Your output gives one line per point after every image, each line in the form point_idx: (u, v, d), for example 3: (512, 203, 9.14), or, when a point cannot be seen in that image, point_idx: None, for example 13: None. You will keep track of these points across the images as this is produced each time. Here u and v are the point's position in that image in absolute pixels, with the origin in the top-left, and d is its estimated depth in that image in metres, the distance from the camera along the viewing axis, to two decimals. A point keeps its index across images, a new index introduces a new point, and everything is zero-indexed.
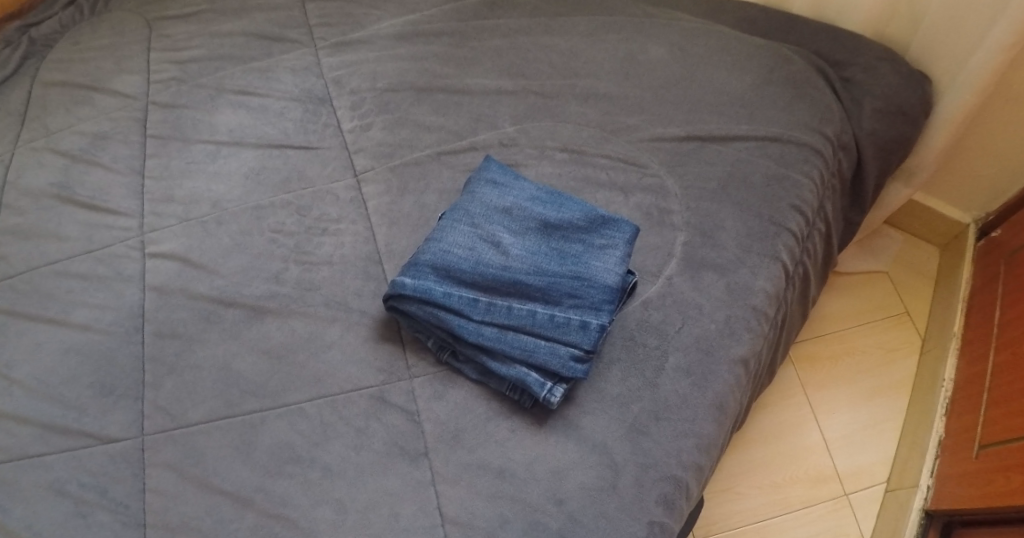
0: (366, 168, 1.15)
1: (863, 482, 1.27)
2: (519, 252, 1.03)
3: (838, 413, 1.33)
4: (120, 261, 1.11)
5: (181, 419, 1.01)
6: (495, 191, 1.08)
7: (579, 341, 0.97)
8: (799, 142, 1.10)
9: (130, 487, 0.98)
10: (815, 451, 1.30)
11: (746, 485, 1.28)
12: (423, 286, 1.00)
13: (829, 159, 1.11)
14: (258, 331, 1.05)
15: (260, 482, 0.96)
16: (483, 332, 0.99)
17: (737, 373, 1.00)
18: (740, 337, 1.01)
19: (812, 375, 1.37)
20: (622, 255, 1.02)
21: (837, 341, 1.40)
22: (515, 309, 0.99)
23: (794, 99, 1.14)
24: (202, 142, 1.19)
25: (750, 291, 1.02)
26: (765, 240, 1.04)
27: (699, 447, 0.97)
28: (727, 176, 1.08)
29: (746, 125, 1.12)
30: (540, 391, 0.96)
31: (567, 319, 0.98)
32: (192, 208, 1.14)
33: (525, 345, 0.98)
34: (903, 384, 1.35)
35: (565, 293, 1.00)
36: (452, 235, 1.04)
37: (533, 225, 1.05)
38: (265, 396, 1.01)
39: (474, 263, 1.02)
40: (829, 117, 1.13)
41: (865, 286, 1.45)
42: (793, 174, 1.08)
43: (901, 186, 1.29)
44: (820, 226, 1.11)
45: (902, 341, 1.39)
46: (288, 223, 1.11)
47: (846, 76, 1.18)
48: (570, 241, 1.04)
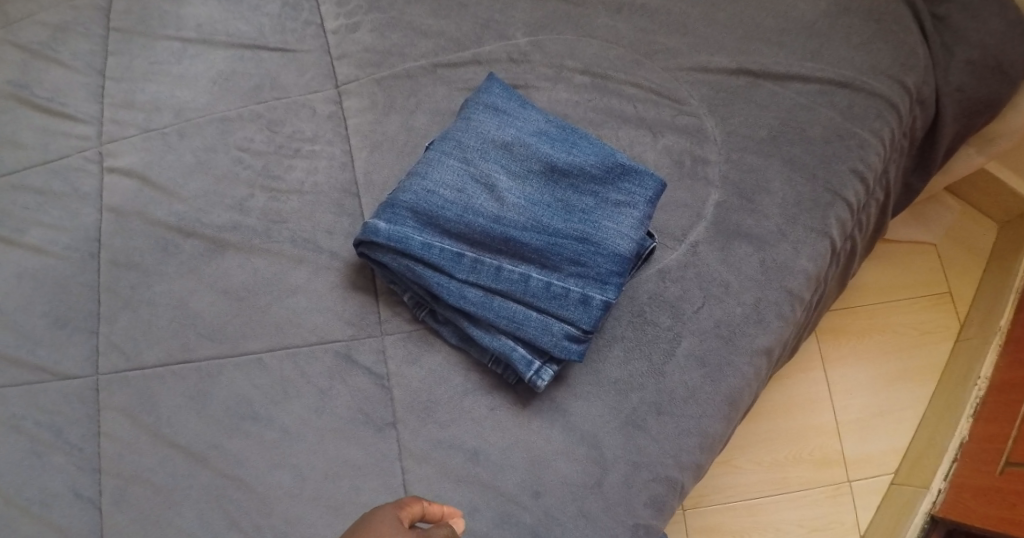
0: (348, 78, 0.98)
1: (870, 469, 1.20)
2: (516, 200, 0.86)
3: (856, 395, 1.23)
4: (77, 175, 1.00)
5: (136, 360, 0.92)
6: (495, 120, 0.89)
7: (577, 319, 0.82)
8: (873, 91, 0.89)
9: (84, 429, 0.92)
10: (824, 432, 1.22)
11: (744, 458, 1.22)
12: (399, 233, 0.84)
13: (904, 116, 0.90)
14: (217, 268, 0.93)
15: (214, 439, 0.89)
16: (466, 294, 0.84)
17: (758, 365, 0.86)
18: (768, 325, 0.86)
19: (835, 347, 1.26)
20: (640, 218, 0.85)
21: (866, 316, 1.27)
22: (505, 272, 0.84)
23: (874, 35, 0.91)
24: (168, 38, 1.05)
25: (787, 271, 0.86)
26: (813, 212, 0.87)
27: (702, 447, 0.84)
28: (780, 124, 0.89)
29: (810, 63, 0.91)
30: (526, 371, 0.82)
31: (566, 291, 0.82)
32: (154, 117, 1.01)
33: (513, 316, 0.83)
34: (931, 371, 1.24)
35: (567, 258, 0.84)
36: (438, 171, 0.87)
37: (536, 167, 0.87)
38: (222, 342, 0.91)
39: (462, 209, 0.85)
40: (913, 63, 0.91)
41: (909, 257, 1.29)
42: (861, 131, 0.88)
43: (975, 152, 1.04)
44: (879, 195, 0.94)
45: (939, 324, 1.26)
46: (257, 140, 0.97)
47: (943, 8, 0.94)
48: (580, 191, 0.87)
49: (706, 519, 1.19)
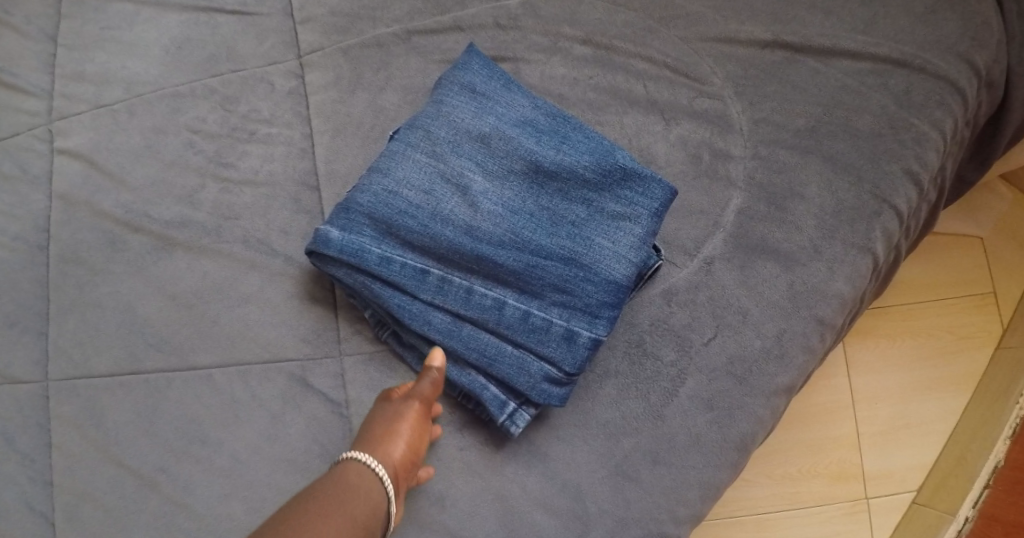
0: (311, 46, 0.86)
1: (891, 486, 1.05)
2: (493, 207, 0.71)
3: (882, 405, 1.07)
4: (26, 155, 0.88)
5: (84, 367, 0.81)
6: (471, 106, 0.74)
7: (559, 358, 0.68)
8: (935, 71, 0.74)
9: (34, 438, 0.80)
10: (843, 444, 1.06)
11: (755, 470, 1.06)
12: (353, 244, 0.70)
13: (970, 103, 0.75)
14: (165, 269, 0.82)
15: (162, 462, 0.79)
16: (430, 320, 0.70)
17: (776, 406, 0.72)
18: (790, 361, 0.71)
19: (860, 349, 1.09)
20: (640, 235, 0.71)
21: (900, 317, 1.10)
22: (477, 296, 0.70)
23: (939, 4, 0.76)
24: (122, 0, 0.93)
25: (819, 294, 0.72)
26: (856, 223, 0.72)
27: (704, 499, 0.71)
28: (821, 112, 0.75)
29: (860, 36, 0.76)
30: (498, 414, 0.70)
31: (548, 323, 0.69)
32: (104, 91, 0.90)
33: (484, 350, 0.70)
34: (967, 380, 1.07)
35: (549, 282, 0.70)
36: (402, 168, 0.72)
37: (519, 167, 0.73)
38: (169, 353, 0.81)
39: (428, 217, 0.71)
40: (985, 37, 0.75)
41: (951, 252, 1.12)
42: (919, 122, 0.74)
43: None
44: (932, 196, 0.78)
45: (978, 328, 1.09)
46: (210, 120, 0.85)
47: None
48: (570, 198, 0.72)
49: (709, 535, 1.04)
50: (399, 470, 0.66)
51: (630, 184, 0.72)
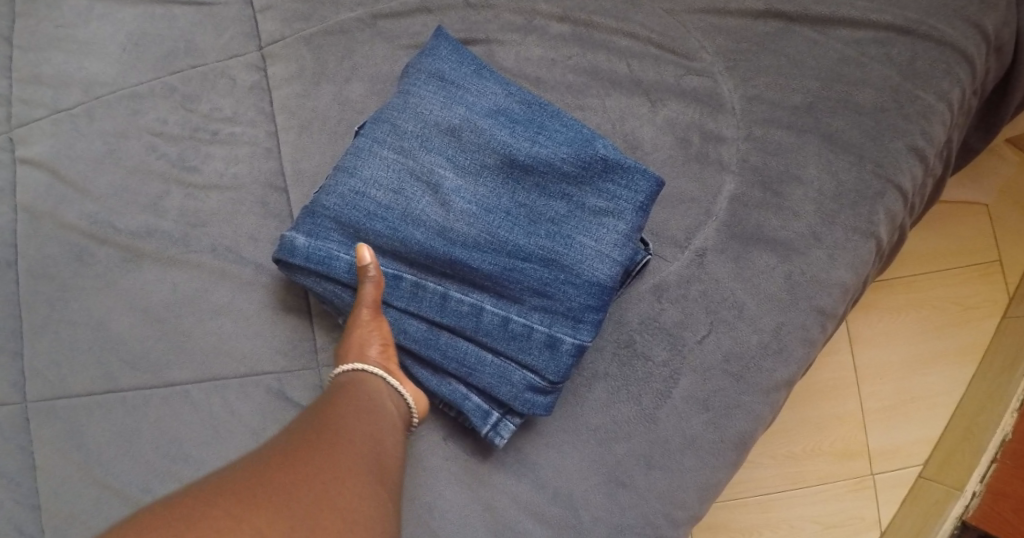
0: (273, 36, 0.82)
1: (896, 461, 1.00)
2: (466, 206, 0.66)
3: (886, 380, 1.02)
4: None
5: (61, 388, 0.79)
6: (440, 96, 0.69)
7: (541, 367, 0.64)
8: (942, 38, 0.69)
9: (19, 463, 0.78)
10: (848, 421, 1.01)
11: (757, 451, 1.01)
12: (319, 250, 0.66)
13: (979, 71, 0.70)
14: (135, 282, 0.79)
15: (144, 481, 0.76)
16: (405, 330, 0.66)
17: (775, 402, 0.68)
18: (790, 355, 0.67)
19: (864, 323, 1.03)
20: (625, 232, 0.66)
21: (906, 289, 1.04)
22: (451, 302, 0.65)
23: None
24: None
25: (820, 284, 0.67)
26: (858, 205, 0.67)
27: (702, 499, 0.68)
28: (820, 86, 0.70)
29: (861, 2, 0.70)
30: (481, 425, 0.66)
31: (528, 330, 0.64)
32: (63, 95, 0.85)
33: (463, 360, 0.65)
34: (975, 349, 1.02)
35: (529, 286, 0.65)
36: (368, 166, 0.67)
37: (493, 161, 0.68)
38: (143, 370, 0.78)
39: (397, 218, 0.66)
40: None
41: (959, 221, 1.05)
42: (925, 94, 0.68)
43: None
44: (938, 170, 0.73)
45: (987, 297, 1.03)
46: (171, 122, 0.82)
47: None
48: (548, 193, 0.67)
49: (711, 518, 1.00)
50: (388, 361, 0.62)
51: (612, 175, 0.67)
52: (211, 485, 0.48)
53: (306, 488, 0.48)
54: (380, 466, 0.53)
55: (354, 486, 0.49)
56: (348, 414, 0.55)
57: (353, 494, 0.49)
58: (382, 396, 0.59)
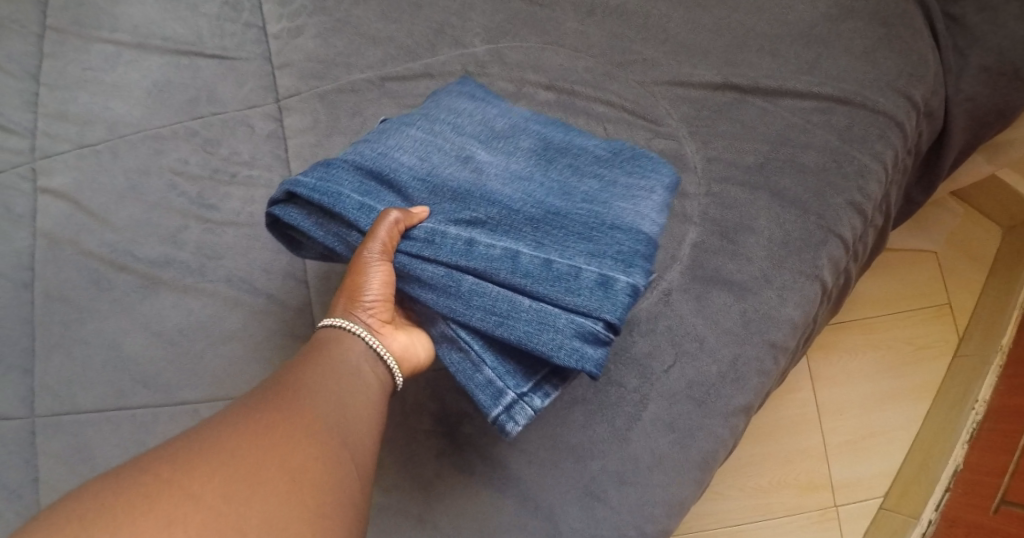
0: (290, 91, 0.91)
1: (859, 494, 1.09)
2: (500, 175, 0.73)
3: (846, 416, 1.12)
4: (8, 195, 0.92)
5: (70, 404, 0.86)
6: (471, 102, 0.79)
7: (591, 305, 0.65)
8: (876, 106, 0.80)
9: (21, 474, 0.87)
10: (812, 456, 1.11)
11: (727, 484, 1.11)
12: (331, 188, 0.69)
13: (910, 134, 0.81)
14: (152, 307, 0.87)
15: None
16: (428, 274, 0.68)
17: (735, 426, 0.77)
18: (746, 384, 0.76)
19: (825, 365, 1.14)
20: (660, 203, 0.72)
21: (860, 330, 1.15)
22: (481, 248, 0.68)
23: (878, 43, 0.82)
24: (102, 41, 0.96)
25: (771, 322, 0.76)
26: (804, 252, 0.77)
27: (669, 515, 0.76)
28: (769, 149, 0.80)
29: (805, 78, 0.81)
30: (490, 407, 0.68)
31: (577, 270, 0.67)
32: (87, 131, 0.93)
33: (496, 308, 0.67)
34: (927, 388, 1.12)
35: (573, 236, 0.69)
36: (395, 138, 0.74)
37: (526, 146, 0.76)
38: (156, 389, 0.85)
39: (425, 178, 0.72)
40: (922, 74, 0.81)
41: (907, 267, 1.17)
42: (860, 155, 0.79)
43: (983, 161, 0.95)
44: (880, 220, 0.83)
45: (936, 337, 1.14)
46: (192, 162, 0.90)
47: (951, 13, 0.84)
48: (580, 173, 0.74)
49: None
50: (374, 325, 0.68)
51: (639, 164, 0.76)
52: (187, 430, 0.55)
53: (264, 439, 0.55)
54: (332, 425, 0.59)
55: (304, 442, 0.56)
56: (318, 378, 0.62)
57: (302, 453, 0.55)
58: (356, 365, 0.65)
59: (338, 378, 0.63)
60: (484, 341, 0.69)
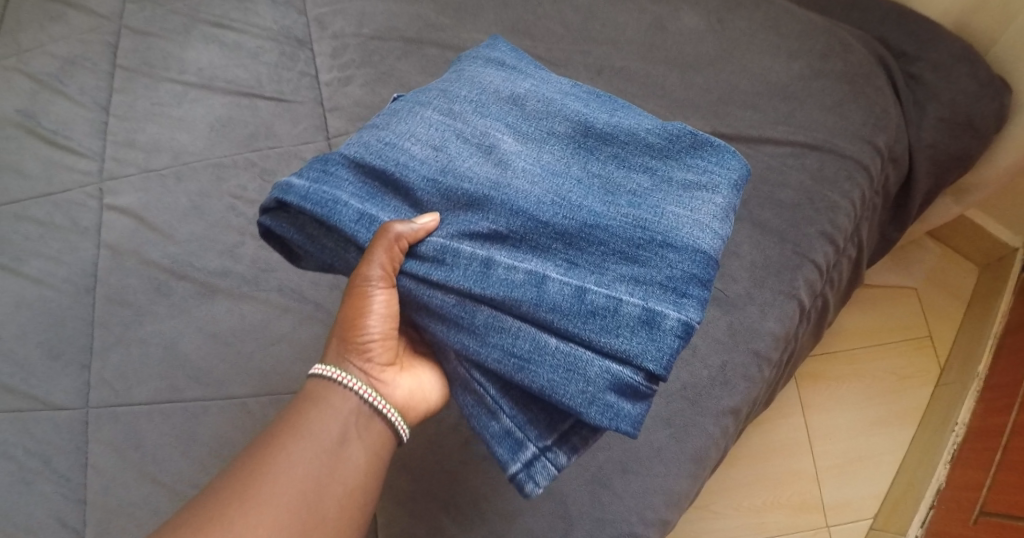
0: (340, 131, 1.03)
1: (848, 515, 1.18)
2: (530, 168, 0.79)
3: (834, 441, 1.22)
4: (78, 210, 1.04)
5: (124, 396, 0.95)
6: (499, 76, 0.85)
7: (630, 348, 0.71)
8: (844, 153, 0.88)
9: (72, 459, 0.95)
10: (803, 479, 1.20)
11: (724, 504, 1.20)
12: (323, 193, 0.75)
13: (875, 177, 0.89)
14: (207, 311, 0.97)
15: (196, 477, 0.92)
16: (447, 303, 0.74)
17: (725, 425, 0.87)
18: (733, 388, 0.87)
19: (814, 394, 1.25)
20: (722, 207, 0.79)
21: (846, 361, 1.27)
22: (509, 276, 0.73)
23: (845, 97, 0.90)
24: (170, 80, 1.09)
25: (755, 333, 0.87)
26: (782, 274, 0.87)
27: (667, 504, 0.86)
28: (752, 188, 0.89)
29: (781, 127, 0.90)
30: (510, 463, 0.75)
31: (616, 303, 0.72)
32: (153, 158, 1.05)
33: (526, 346, 0.73)
34: (912, 415, 1.23)
35: (614, 252, 0.75)
36: (411, 124, 0.80)
37: (564, 130, 0.82)
38: (207, 384, 0.94)
39: (440, 169, 0.78)
40: (885, 123, 0.89)
41: (889, 302, 1.30)
42: (831, 194, 0.88)
43: (951, 202, 1.05)
44: (851, 252, 0.93)
45: (919, 368, 1.25)
46: (250, 188, 1.02)
47: (912, 72, 0.93)
48: (625, 166, 0.81)
49: None
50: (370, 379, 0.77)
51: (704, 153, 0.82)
52: (191, 507, 0.70)
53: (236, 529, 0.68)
54: (296, 516, 0.69)
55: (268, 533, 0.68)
56: (299, 457, 0.72)
57: None
58: (337, 434, 0.74)
59: (316, 458, 0.72)
60: (501, 391, 0.75)
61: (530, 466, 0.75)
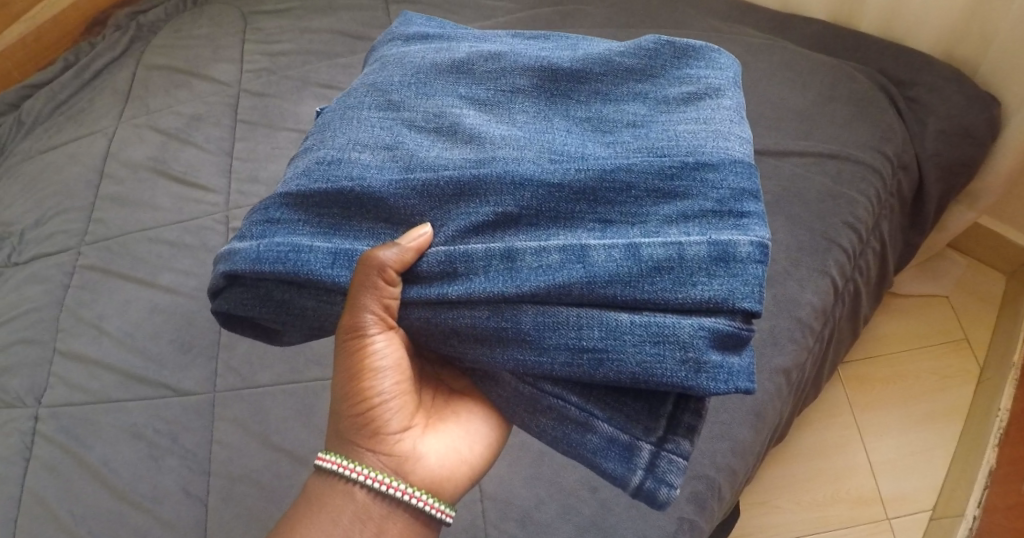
0: None
1: (907, 508, 1.29)
2: (514, 134, 0.82)
3: (887, 437, 1.35)
4: (206, 233, 1.20)
5: (250, 380, 1.09)
6: (429, 51, 0.89)
7: (705, 286, 0.71)
8: (860, 159, 1.07)
9: (198, 437, 1.06)
10: (860, 473, 1.33)
11: (785, 499, 1.32)
12: (279, 243, 0.76)
13: (888, 180, 1.08)
14: None
15: (315, 444, 1.04)
16: (478, 320, 0.74)
17: (778, 382, 1.00)
18: (783, 347, 1.00)
19: (860, 394, 1.40)
20: (734, 107, 0.82)
21: (889, 364, 1.42)
22: (545, 261, 0.73)
23: (854, 117, 1.10)
24: (287, 129, 1.29)
25: (796, 303, 1.02)
26: (814, 254, 1.03)
27: (734, 451, 0.98)
28: (782, 189, 1.07)
29: (802, 142, 1.10)
30: (630, 474, 0.74)
31: (679, 249, 0.72)
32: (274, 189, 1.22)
33: (599, 334, 0.71)
34: (958, 411, 1.36)
35: (647, 193, 0.76)
36: (353, 133, 0.82)
37: (535, 81, 0.85)
38: (327, 366, 1.09)
39: (406, 165, 0.80)
40: (890, 135, 1.09)
41: (924, 312, 1.46)
42: (850, 191, 1.06)
43: (965, 208, 1.26)
44: (875, 244, 1.09)
45: (960, 367, 1.39)
46: None
47: (911, 96, 1.14)
48: (608, 99, 0.85)
49: None
50: (387, 468, 0.78)
51: (689, 62, 0.86)
52: None
53: None
54: None
55: None
56: None
57: None
58: None
59: None
60: (584, 398, 0.75)
61: (654, 470, 0.74)
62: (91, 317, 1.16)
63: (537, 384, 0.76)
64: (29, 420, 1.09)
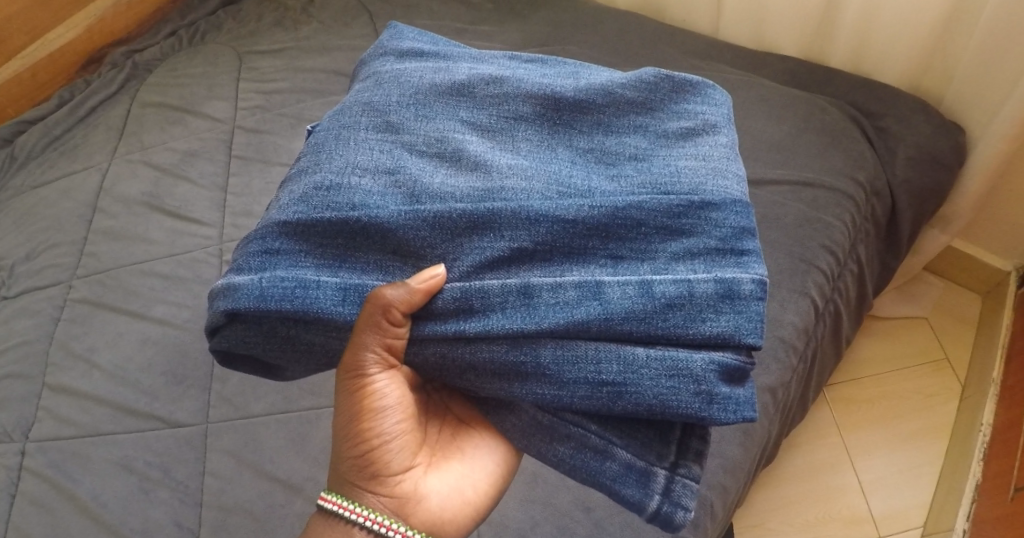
0: None
1: (898, 525, 1.32)
2: (520, 165, 0.85)
3: (874, 457, 1.39)
4: (199, 266, 1.22)
5: (243, 410, 1.09)
6: (429, 72, 0.91)
7: (716, 324, 0.74)
8: (836, 186, 1.12)
9: (189, 469, 1.05)
10: (851, 493, 1.36)
11: (777, 522, 1.35)
12: (281, 276, 0.77)
13: (862, 205, 1.13)
14: None
15: (310, 473, 1.04)
16: (496, 355, 0.76)
17: (765, 401, 1.03)
18: (768, 367, 1.03)
19: (846, 416, 1.43)
20: (729, 144, 0.87)
21: (872, 386, 1.46)
22: (560, 295, 0.76)
23: (826, 147, 1.16)
24: (281, 165, 1.31)
25: (779, 323, 1.05)
26: (794, 276, 1.07)
27: (724, 469, 1.00)
28: (761, 216, 1.12)
29: (779, 170, 1.15)
30: (648, 500, 0.76)
31: (689, 287, 0.75)
32: None
33: (618, 366, 0.74)
34: (942, 430, 1.40)
35: (656, 230, 0.80)
36: (354, 155, 0.84)
37: (536, 108, 0.89)
38: (321, 395, 1.09)
39: (413, 192, 0.82)
40: (862, 164, 1.15)
41: (904, 334, 1.50)
42: (825, 216, 1.11)
43: (937, 232, 1.33)
44: (853, 266, 1.14)
45: (942, 387, 1.44)
46: None
47: (880, 126, 1.21)
48: (608, 129, 0.89)
49: None
50: (389, 509, 0.80)
51: (686, 98, 0.91)
52: None
53: None
54: None
55: None
56: None
57: None
58: None
59: None
60: (602, 426, 0.77)
61: (670, 494, 0.76)
62: (82, 350, 1.16)
63: (557, 413, 0.77)
64: (16, 455, 1.08)
